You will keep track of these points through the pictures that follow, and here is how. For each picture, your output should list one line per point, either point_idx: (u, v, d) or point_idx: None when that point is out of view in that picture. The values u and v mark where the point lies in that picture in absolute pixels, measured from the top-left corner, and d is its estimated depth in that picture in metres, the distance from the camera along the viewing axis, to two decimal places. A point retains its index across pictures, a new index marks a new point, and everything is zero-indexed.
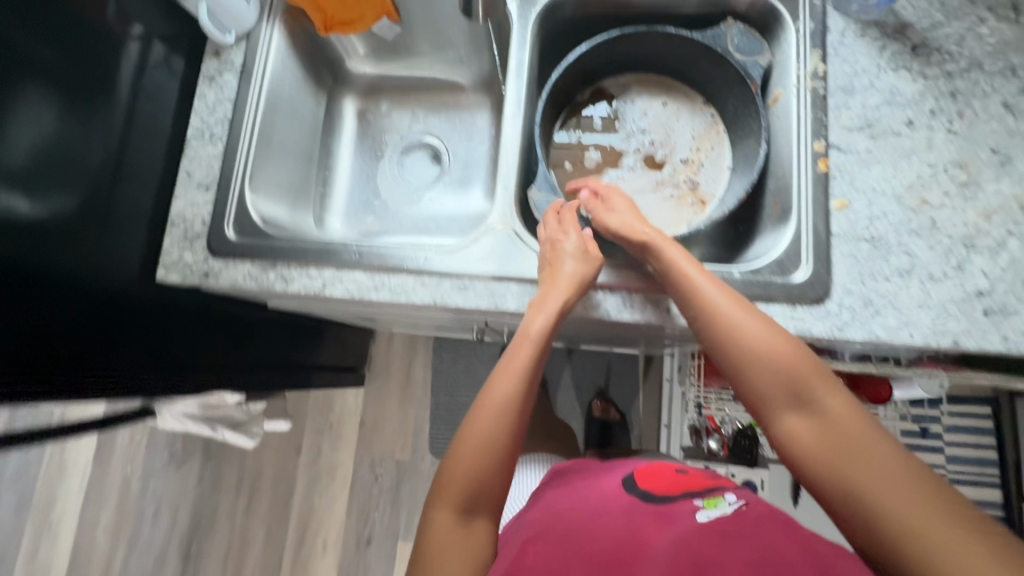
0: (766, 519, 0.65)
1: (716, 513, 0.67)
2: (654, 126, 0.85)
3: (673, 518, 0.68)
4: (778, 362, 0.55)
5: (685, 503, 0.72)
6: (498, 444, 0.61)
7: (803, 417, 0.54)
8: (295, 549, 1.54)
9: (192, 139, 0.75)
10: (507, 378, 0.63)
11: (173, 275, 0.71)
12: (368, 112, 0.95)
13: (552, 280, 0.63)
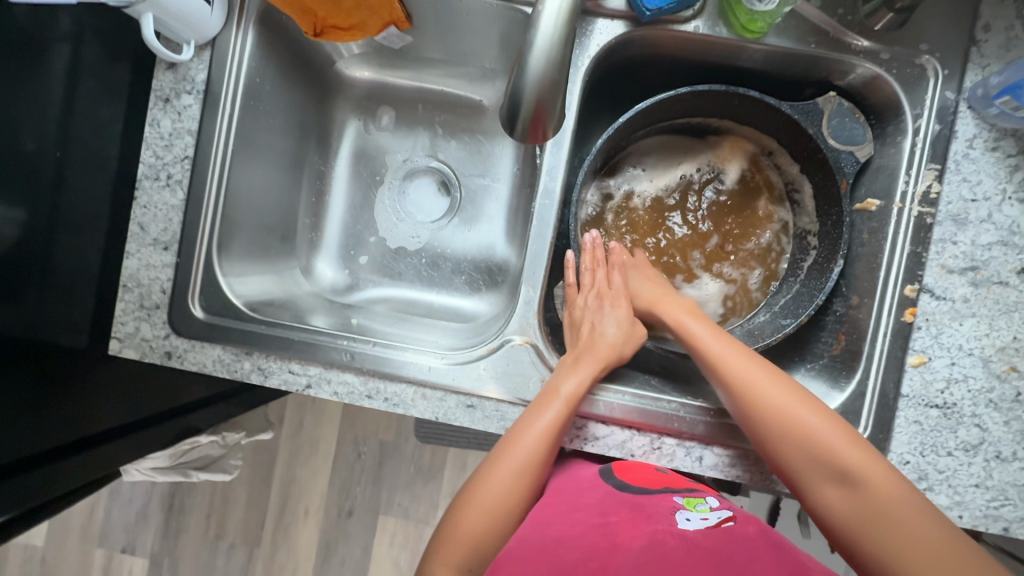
0: (750, 539, 0.49)
1: (700, 517, 0.51)
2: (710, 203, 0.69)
3: (653, 521, 0.50)
4: (794, 414, 0.51)
5: (665, 497, 0.53)
6: (498, 530, 0.52)
7: (841, 491, 0.48)
8: (277, 515, 1.46)
9: (145, 181, 0.60)
10: (508, 480, 0.53)
11: (128, 351, 0.60)
12: (367, 127, 0.78)
13: (572, 368, 0.57)
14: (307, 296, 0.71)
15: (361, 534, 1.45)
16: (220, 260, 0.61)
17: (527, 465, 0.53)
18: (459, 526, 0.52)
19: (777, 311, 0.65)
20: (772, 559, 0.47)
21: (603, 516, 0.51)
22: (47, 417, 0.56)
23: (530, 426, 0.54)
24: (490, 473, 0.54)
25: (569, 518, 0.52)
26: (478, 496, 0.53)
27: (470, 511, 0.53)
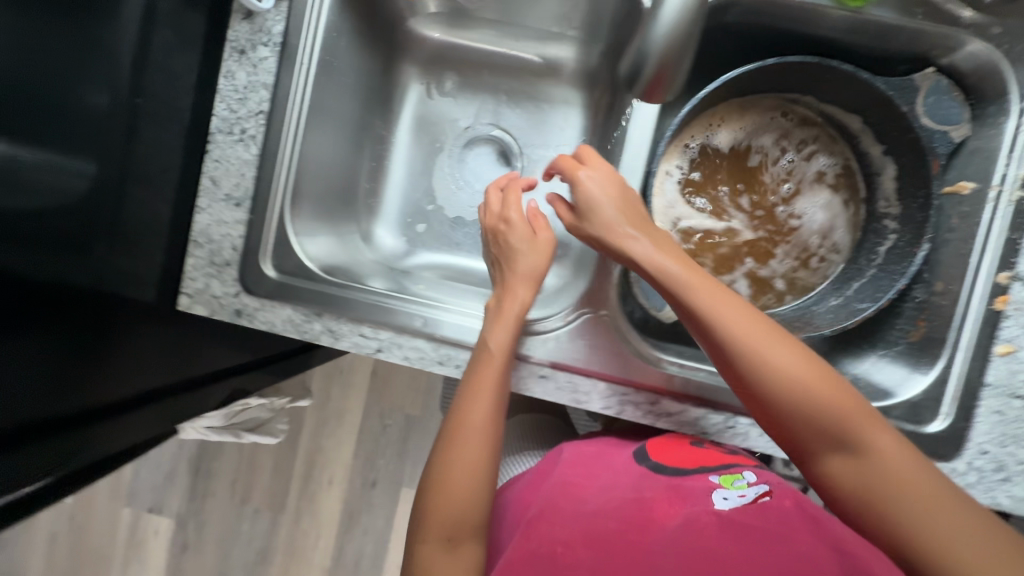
0: (786, 514, 0.48)
1: (738, 495, 0.50)
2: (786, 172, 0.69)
3: (688, 500, 0.49)
4: (777, 363, 0.46)
5: (702, 479, 0.52)
6: (484, 483, 0.50)
7: (840, 455, 0.45)
8: (301, 483, 1.47)
9: (217, 134, 0.59)
10: (481, 432, 0.51)
11: (198, 308, 0.60)
12: (430, 92, 0.76)
13: (498, 322, 0.55)
14: (369, 262, 0.70)
15: (385, 505, 1.46)
16: (291, 219, 0.60)
17: (489, 410, 0.52)
18: (450, 480, 0.49)
19: (851, 295, 0.64)
20: (813, 539, 0.46)
21: (637, 492, 0.51)
22: (114, 373, 0.56)
23: (485, 386, 0.53)
24: (459, 424, 0.52)
25: (603, 496, 0.51)
26: (453, 460, 0.50)
27: (453, 472, 0.49)
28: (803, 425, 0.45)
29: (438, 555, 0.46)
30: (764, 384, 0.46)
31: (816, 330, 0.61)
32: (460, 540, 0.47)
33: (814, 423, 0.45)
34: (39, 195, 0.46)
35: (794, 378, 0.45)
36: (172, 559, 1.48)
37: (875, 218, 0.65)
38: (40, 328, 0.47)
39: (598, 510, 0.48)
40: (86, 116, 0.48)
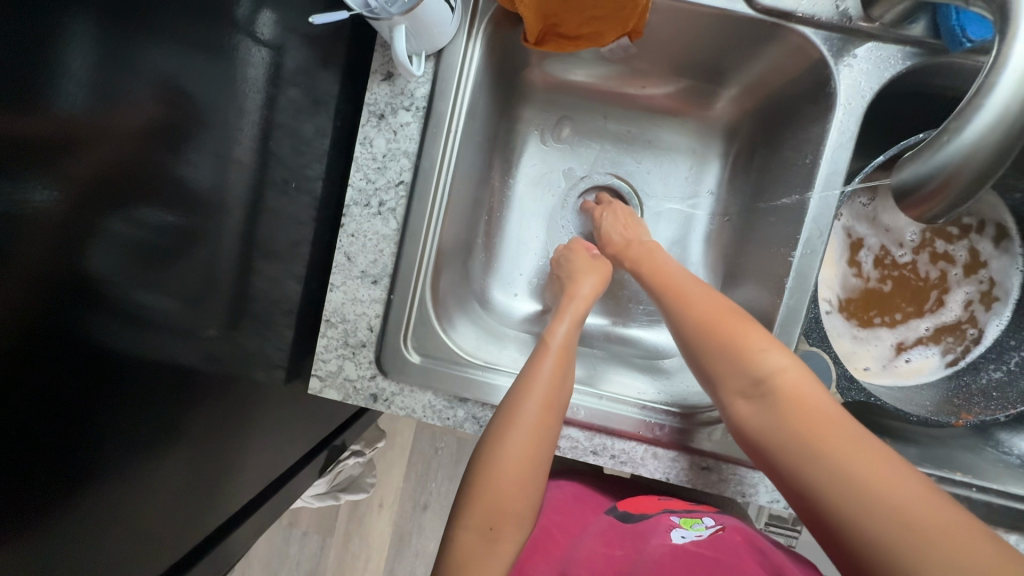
0: (737, 550, 0.54)
1: (695, 534, 0.56)
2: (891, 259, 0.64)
3: (649, 537, 0.56)
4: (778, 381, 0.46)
5: (663, 519, 0.59)
6: (528, 489, 0.50)
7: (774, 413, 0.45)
8: (351, 505, 1.43)
9: (353, 206, 0.54)
10: (531, 434, 0.50)
11: (331, 391, 0.56)
12: (546, 137, 0.71)
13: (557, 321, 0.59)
14: (492, 330, 0.65)
15: (435, 529, 1.42)
16: (430, 296, 0.57)
17: (545, 416, 0.51)
18: (497, 475, 0.49)
19: (1017, 370, 0.58)
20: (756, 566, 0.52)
21: (609, 544, 0.57)
22: (185, 439, 0.53)
23: (536, 384, 0.52)
24: (510, 424, 0.50)
25: (577, 548, 0.57)
26: (497, 455, 0.49)
27: (492, 469, 0.49)
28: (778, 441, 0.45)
29: (478, 545, 0.47)
30: (744, 407, 0.48)
31: (988, 413, 0.57)
32: (501, 529, 0.48)
33: (785, 438, 0.44)
34: (122, 252, 0.41)
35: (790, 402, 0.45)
36: None
37: None
38: (109, 396, 0.43)
39: (583, 556, 0.56)
40: (177, 169, 0.44)
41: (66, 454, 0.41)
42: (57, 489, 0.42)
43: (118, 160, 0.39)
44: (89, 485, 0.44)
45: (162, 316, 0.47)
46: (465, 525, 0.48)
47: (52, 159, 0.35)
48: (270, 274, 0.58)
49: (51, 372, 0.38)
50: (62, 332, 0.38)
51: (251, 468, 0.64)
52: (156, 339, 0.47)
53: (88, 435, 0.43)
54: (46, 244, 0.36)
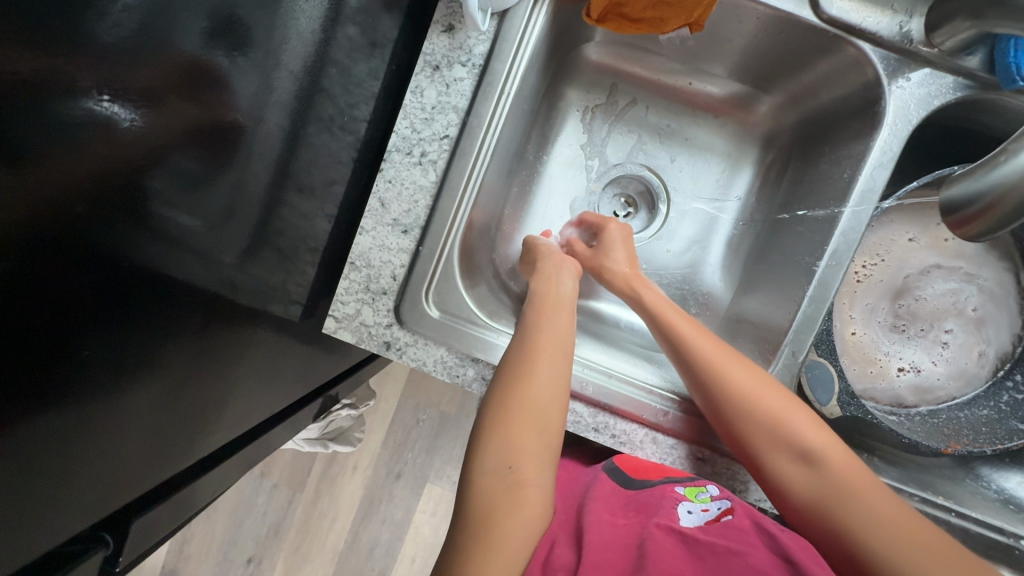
0: (747, 533, 0.52)
1: (702, 509, 0.54)
2: (897, 347, 0.66)
3: (654, 511, 0.55)
4: (779, 426, 0.51)
5: (669, 489, 0.57)
6: (545, 438, 0.50)
7: (795, 465, 0.50)
8: (326, 463, 1.45)
9: (395, 153, 0.54)
10: (548, 379, 0.51)
11: (345, 334, 0.56)
12: (585, 118, 0.72)
13: (552, 279, 0.60)
14: (507, 299, 0.65)
15: (404, 499, 1.43)
16: (456, 254, 0.57)
17: (557, 364, 0.53)
18: (512, 418, 0.49)
19: (1007, 409, 0.62)
20: (764, 550, 0.50)
21: (613, 517, 0.56)
22: (197, 364, 0.53)
23: (548, 330, 0.55)
24: (527, 372, 0.51)
25: (583, 518, 0.57)
26: (513, 402, 0.50)
27: (508, 413, 0.49)
28: (773, 450, 0.51)
29: (498, 490, 0.46)
30: (795, 477, 0.50)
31: (976, 445, 0.59)
32: (522, 472, 0.47)
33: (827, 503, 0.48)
34: (166, 164, 0.41)
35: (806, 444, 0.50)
36: None
37: (958, 376, 0.65)
38: (129, 310, 0.43)
39: (589, 525, 0.55)
40: (216, 86, 0.43)
41: (92, 356, 0.41)
42: (61, 405, 0.40)
43: (154, 65, 0.37)
44: (91, 406, 0.43)
45: (180, 236, 0.45)
46: (485, 467, 0.47)
47: (79, 53, 0.32)
48: (298, 207, 0.58)
49: (71, 283, 0.37)
50: (82, 239, 0.36)
51: (244, 403, 0.63)
52: (174, 257, 0.45)
53: (106, 346, 0.42)
54: (61, 147, 0.33)
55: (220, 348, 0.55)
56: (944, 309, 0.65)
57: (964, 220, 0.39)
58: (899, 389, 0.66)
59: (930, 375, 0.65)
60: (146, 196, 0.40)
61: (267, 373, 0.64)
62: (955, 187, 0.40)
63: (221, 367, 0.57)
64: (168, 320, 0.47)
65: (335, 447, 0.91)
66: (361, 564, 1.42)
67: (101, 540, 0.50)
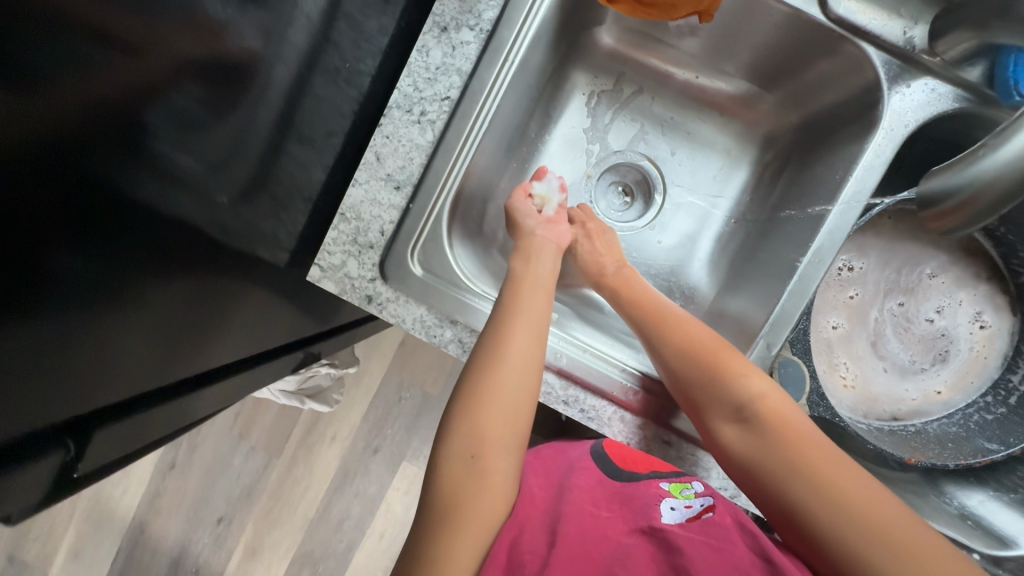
0: (728, 532, 0.47)
1: (684, 506, 0.50)
2: (935, 353, 0.66)
3: (638, 511, 0.49)
4: (729, 384, 0.52)
5: (653, 484, 0.52)
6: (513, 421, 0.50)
7: (739, 424, 0.51)
8: (304, 432, 1.45)
9: (395, 109, 0.54)
10: (519, 364, 0.51)
11: (328, 284, 0.56)
12: (590, 102, 0.72)
13: (528, 259, 0.61)
14: (494, 270, 0.66)
15: (379, 475, 1.43)
16: (446, 215, 0.57)
17: (530, 350, 0.52)
18: (482, 403, 0.50)
19: (976, 428, 0.62)
20: (745, 550, 0.46)
21: (595, 507, 0.50)
22: (188, 306, 0.54)
23: (526, 312, 0.54)
24: (498, 359, 0.51)
25: (559, 507, 0.50)
26: (483, 387, 0.51)
27: (479, 398, 0.50)
28: (724, 407, 0.52)
29: (464, 477, 0.48)
30: (735, 435, 0.51)
31: (938, 458, 0.60)
32: (485, 458, 0.48)
33: (770, 463, 0.48)
34: (165, 103, 0.41)
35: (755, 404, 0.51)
36: (157, 473, 1.49)
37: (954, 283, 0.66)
38: (126, 249, 0.43)
39: (568, 516, 0.48)
40: (219, 25, 0.43)
41: (92, 296, 0.43)
42: (39, 331, 0.40)
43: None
44: (87, 345, 0.45)
45: (175, 173, 0.45)
46: (451, 448, 0.49)
47: None
48: (296, 154, 0.59)
49: (61, 211, 0.37)
50: (81, 172, 0.37)
51: (236, 342, 0.65)
52: (172, 196, 0.46)
53: (104, 286, 0.43)
54: (61, 74, 0.33)
55: (212, 292, 0.56)
56: (886, 333, 0.67)
57: (937, 217, 0.40)
58: (972, 335, 0.66)
59: (954, 318, 0.66)
60: (146, 133, 0.41)
61: (257, 317, 0.66)
62: (935, 179, 0.40)
63: (212, 307, 0.58)
64: (161, 261, 0.48)
65: (311, 406, 0.92)
66: (329, 534, 1.43)
67: (62, 444, 0.49)
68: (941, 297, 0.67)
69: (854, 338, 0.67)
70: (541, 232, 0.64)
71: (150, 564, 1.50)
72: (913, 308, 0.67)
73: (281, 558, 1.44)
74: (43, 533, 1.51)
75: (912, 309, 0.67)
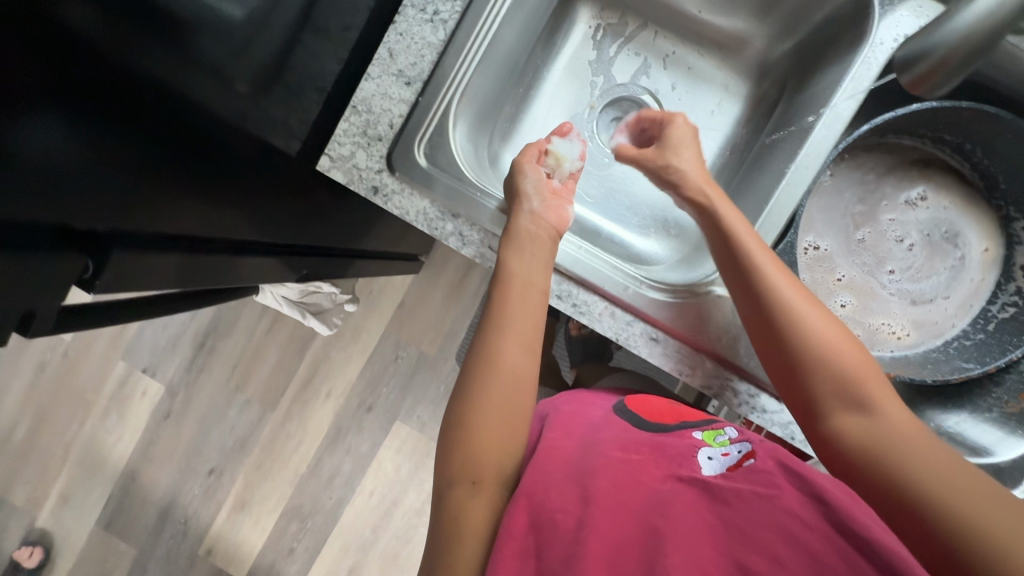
0: (770, 475, 0.48)
1: (721, 454, 0.52)
2: (936, 245, 0.69)
3: (673, 460, 0.50)
4: (828, 348, 0.48)
5: (686, 437, 0.55)
6: (509, 425, 0.51)
7: (855, 403, 0.46)
8: (299, 387, 1.46)
9: (409, 8, 0.57)
10: (507, 383, 0.52)
11: (337, 174, 0.58)
12: (596, 35, 0.75)
13: (521, 258, 0.56)
14: (497, 183, 0.69)
15: (372, 433, 1.43)
16: (452, 115, 0.60)
17: (523, 358, 0.53)
18: (483, 418, 0.50)
19: (954, 352, 0.65)
20: (793, 493, 0.46)
21: (623, 454, 0.50)
22: (193, 205, 0.55)
23: (515, 322, 0.54)
24: (491, 374, 0.52)
25: (586, 459, 0.49)
26: (482, 405, 0.50)
27: (478, 416, 0.50)
28: (824, 374, 0.48)
29: (468, 496, 0.46)
30: (848, 413, 0.46)
31: (916, 374, 0.63)
32: (486, 479, 0.47)
33: (880, 444, 0.44)
34: None
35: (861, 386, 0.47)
36: (152, 422, 1.50)
37: (880, 182, 0.69)
38: (123, 113, 0.44)
39: (598, 468, 0.48)
40: None
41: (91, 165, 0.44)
42: (55, 213, 0.43)
43: None
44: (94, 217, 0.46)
45: (186, 48, 0.47)
46: (453, 470, 0.48)
47: None
48: (312, 51, 0.61)
49: (50, 75, 0.39)
50: (68, 21, 0.38)
51: (245, 256, 0.67)
52: (176, 72, 0.47)
53: (104, 152, 0.44)
54: None
55: (221, 194, 0.58)
56: (888, 285, 0.68)
57: (914, 79, 0.53)
58: (932, 209, 0.69)
59: (906, 218, 0.69)
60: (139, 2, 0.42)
61: (265, 228, 0.68)
62: (904, 50, 0.53)
63: (221, 210, 0.59)
64: (162, 142, 0.49)
65: (312, 326, 0.95)
66: (320, 489, 1.44)
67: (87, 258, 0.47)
68: (882, 222, 0.69)
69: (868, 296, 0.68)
70: (540, 214, 0.58)
71: (140, 515, 1.50)
72: (884, 246, 0.69)
73: (271, 512, 1.45)
74: (36, 478, 1.52)
75: (886, 242, 0.69)
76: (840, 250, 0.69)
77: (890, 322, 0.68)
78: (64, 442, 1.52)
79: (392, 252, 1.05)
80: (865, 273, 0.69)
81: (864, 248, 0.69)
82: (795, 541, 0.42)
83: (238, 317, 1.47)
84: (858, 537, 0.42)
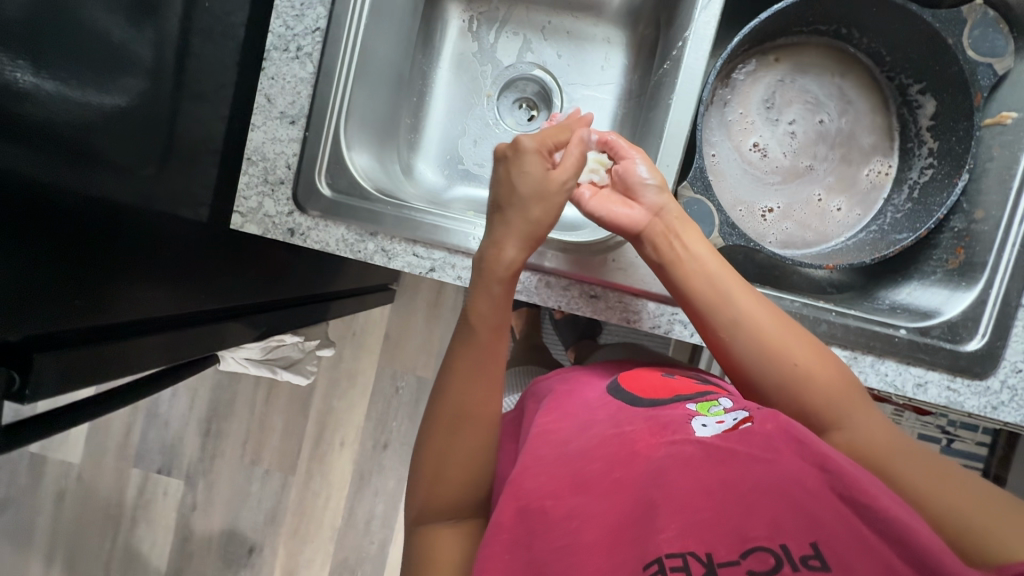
0: (768, 440, 0.43)
1: (716, 421, 0.47)
2: (831, 97, 0.71)
3: (666, 427, 0.47)
4: (801, 374, 0.51)
5: (679, 407, 0.50)
6: (482, 466, 0.50)
7: (837, 419, 0.49)
8: (312, 445, 1.46)
9: (273, 51, 0.59)
10: (469, 430, 0.51)
11: (252, 227, 0.60)
12: (472, 27, 0.77)
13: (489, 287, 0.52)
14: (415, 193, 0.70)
15: (395, 468, 1.43)
16: (345, 140, 0.61)
17: (485, 401, 0.52)
18: (447, 467, 0.50)
19: (886, 229, 0.67)
20: (795, 458, 0.41)
21: (619, 426, 0.48)
22: (116, 296, 0.56)
23: (468, 376, 0.52)
24: (452, 426, 0.51)
25: (582, 441, 0.47)
26: (447, 456, 0.50)
27: (441, 465, 0.50)
28: (804, 401, 0.50)
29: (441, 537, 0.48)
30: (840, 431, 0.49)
31: (855, 259, 0.64)
32: (461, 519, 0.49)
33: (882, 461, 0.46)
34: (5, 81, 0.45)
35: (843, 405, 0.50)
36: (182, 519, 1.50)
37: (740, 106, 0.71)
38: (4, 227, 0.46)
39: (592, 450, 0.46)
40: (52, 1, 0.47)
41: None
42: None
43: None
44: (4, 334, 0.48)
45: (52, 141, 0.48)
46: (425, 514, 0.50)
47: None
48: (197, 118, 0.62)
49: None
50: None
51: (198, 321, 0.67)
52: (52, 171, 0.48)
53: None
54: None
55: (147, 275, 0.58)
56: (828, 169, 0.71)
57: None
58: (792, 91, 0.71)
59: (786, 124, 0.71)
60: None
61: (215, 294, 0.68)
62: None
63: (154, 290, 0.60)
64: (59, 242, 0.50)
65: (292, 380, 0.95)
66: (360, 537, 1.43)
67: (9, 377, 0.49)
68: (779, 143, 0.71)
69: (831, 181, 0.70)
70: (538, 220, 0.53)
71: None
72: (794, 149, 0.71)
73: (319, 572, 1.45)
74: None
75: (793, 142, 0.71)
76: (764, 177, 0.71)
77: (849, 196, 0.70)
78: (104, 563, 1.52)
79: (361, 288, 1.05)
80: (806, 170, 0.71)
81: (784, 163, 0.71)
82: (804, 516, 0.37)
83: (234, 394, 1.48)
84: (865, 502, 0.37)
